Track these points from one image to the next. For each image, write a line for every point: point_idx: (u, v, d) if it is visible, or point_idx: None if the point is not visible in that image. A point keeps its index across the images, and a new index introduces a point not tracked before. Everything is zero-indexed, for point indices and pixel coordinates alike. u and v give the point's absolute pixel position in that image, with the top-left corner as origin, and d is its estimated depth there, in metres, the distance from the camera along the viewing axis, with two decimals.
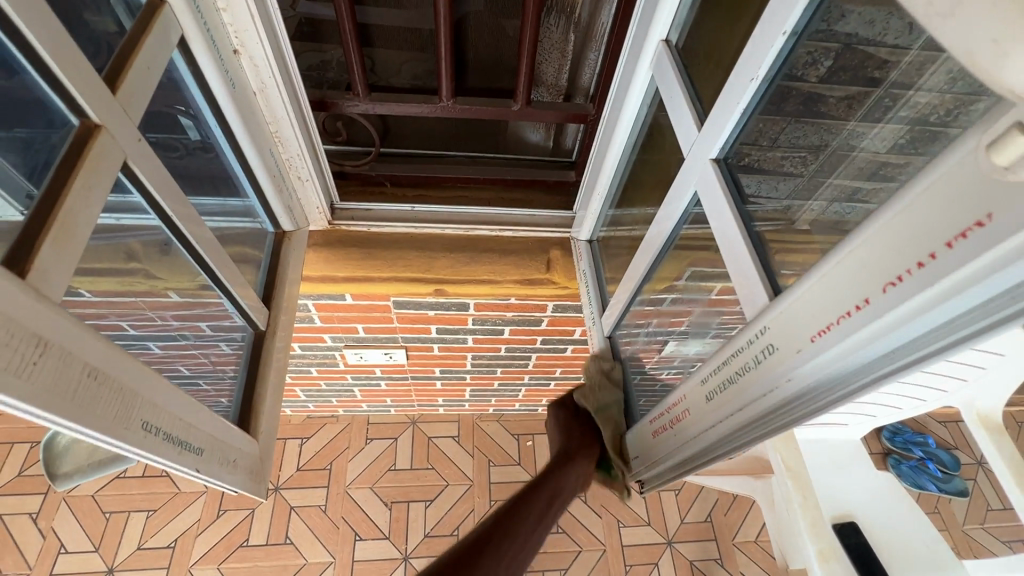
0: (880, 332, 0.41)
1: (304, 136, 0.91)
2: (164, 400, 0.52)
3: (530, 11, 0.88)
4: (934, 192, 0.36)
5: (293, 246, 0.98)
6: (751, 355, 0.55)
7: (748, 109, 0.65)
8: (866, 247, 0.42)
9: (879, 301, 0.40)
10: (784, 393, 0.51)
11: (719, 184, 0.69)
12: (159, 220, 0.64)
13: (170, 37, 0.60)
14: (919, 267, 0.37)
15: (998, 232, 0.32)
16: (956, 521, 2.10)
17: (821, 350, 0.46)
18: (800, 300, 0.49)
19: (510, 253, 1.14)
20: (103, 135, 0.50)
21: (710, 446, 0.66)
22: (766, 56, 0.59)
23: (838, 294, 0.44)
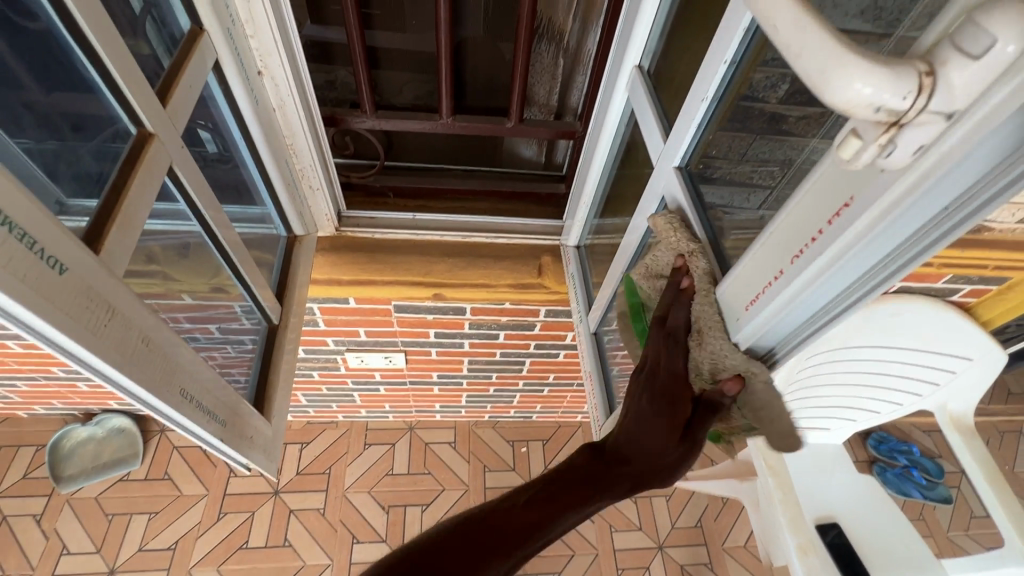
0: (793, 297, 0.53)
1: (317, 149, 0.99)
2: (199, 374, 0.59)
3: (522, 38, 0.98)
4: (821, 183, 0.48)
5: (302, 249, 1.06)
6: (706, 323, 0.67)
7: (701, 124, 0.75)
8: (781, 229, 0.54)
9: (789, 270, 0.52)
10: (733, 351, 0.64)
11: (682, 190, 0.79)
12: (201, 228, 0.74)
13: (207, 60, 0.69)
14: (812, 241, 0.49)
15: (853, 214, 0.43)
16: (940, 527, 2.16)
17: (755, 313, 0.59)
18: (742, 274, 0.61)
19: (504, 259, 1.23)
20: (155, 142, 0.60)
21: None
22: (712, 80, 0.70)
23: (767, 267, 0.57)
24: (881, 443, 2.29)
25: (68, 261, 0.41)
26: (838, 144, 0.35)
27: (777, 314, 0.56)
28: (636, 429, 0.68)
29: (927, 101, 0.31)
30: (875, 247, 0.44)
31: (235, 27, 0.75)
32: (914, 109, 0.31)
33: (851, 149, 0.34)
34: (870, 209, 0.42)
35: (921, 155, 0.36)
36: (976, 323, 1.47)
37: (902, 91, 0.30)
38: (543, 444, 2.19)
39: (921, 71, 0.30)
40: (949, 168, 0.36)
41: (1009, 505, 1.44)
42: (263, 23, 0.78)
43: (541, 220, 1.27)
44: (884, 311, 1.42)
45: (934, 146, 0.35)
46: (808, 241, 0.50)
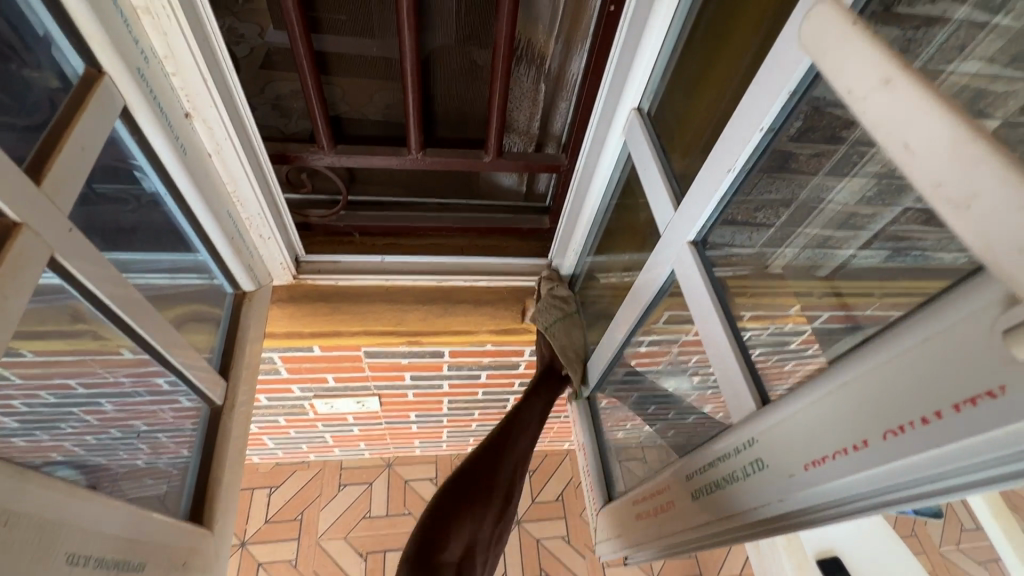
0: (883, 476, 0.40)
1: (264, 193, 0.86)
2: (96, 521, 0.46)
3: (501, 66, 0.87)
4: (945, 341, 0.35)
5: (254, 306, 0.93)
6: (740, 464, 0.55)
7: (725, 197, 0.64)
8: (866, 384, 0.41)
9: (879, 447, 0.39)
10: (779, 512, 0.51)
11: (697, 267, 0.69)
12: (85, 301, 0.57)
13: (110, 108, 0.56)
14: (920, 424, 0.36)
15: (1010, 410, 0.31)
16: (933, 543, 2.13)
17: (815, 480, 0.45)
18: (793, 421, 0.48)
19: (484, 302, 1.11)
20: (24, 233, 0.45)
21: (694, 539, 0.66)
22: (743, 149, 0.58)
23: (836, 429, 0.43)
24: None
25: None
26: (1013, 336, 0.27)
27: (847, 488, 0.43)
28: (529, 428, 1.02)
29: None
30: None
31: (148, 65, 0.61)
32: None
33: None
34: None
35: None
36: None
37: None
38: (530, 475, 2.09)
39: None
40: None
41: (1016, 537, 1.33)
42: (187, 59, 0.65)
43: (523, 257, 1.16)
44: None
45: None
46: (915, 419, 0.37)
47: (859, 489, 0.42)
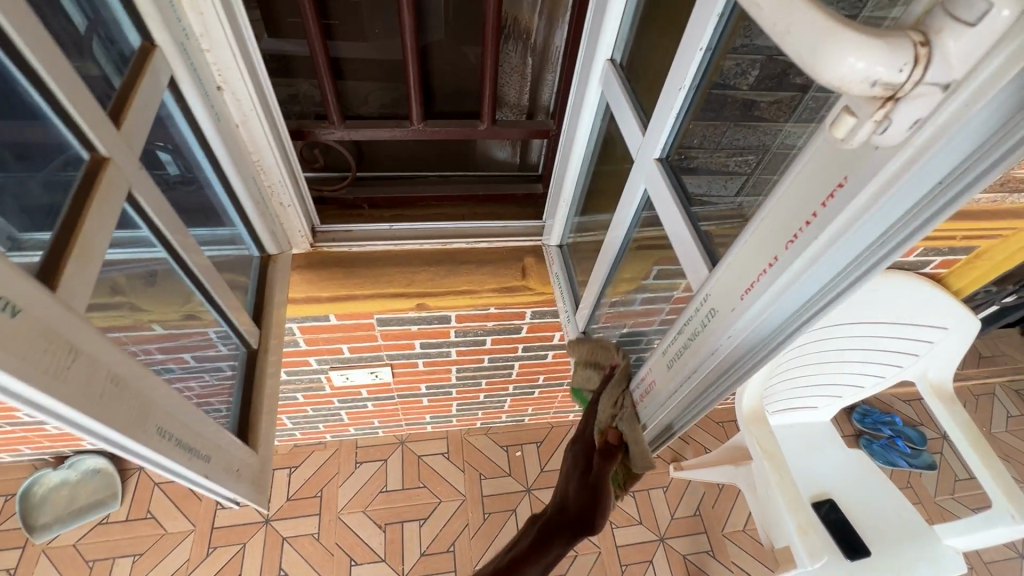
0: (789, 282, 0.51)
1: (285, 163, 0.96)
2: (173, 409, 0.56)
3: (489, 38, 0.96)
4: (812, 160, 0.46)
5: (279, 266, 1.04)
6: (698, 322, 0.66)
7: (679, 114, 0.75)
8: (774, 212, 0.52)
9: (784, 256, 0.50)
10: (725, 349, 0.62)
11: (664, 179, 0.79)
12: (151, 233, 0.69)
13: (160, 77, 0.67)
14: (807, 225, 0.47)
15: (852, 189, 0.42)
16: (928, 493, 2.21)
17: (747, 307, 0.57)
18: (732, 266, 0.59)
19: (486, 264, 1.20)
20: (110, 166, 0.57)
21: (673, 408, 0.77)
22: (689, 68, 0.69)
23: (758, 255, 0.55)
24: (865, 416, 2.34)
25: (22, 303, 0.38)
26: (832, 122, 0.35)
27: (769, 304, 0.54)
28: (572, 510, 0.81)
29: (923, 73, 0.30)
30: (877, 221, 0.43)
31: (189, 40, 0.73)
32: (910, 83, 0.30)
33: (845, 127, 0.35)
34: (872, 185, 0.40)
35: (919, 127, 0.34)
36: (949, 292, 1.47)
37: (898, 63, 0.29)
38: (538, 446, 2.17)
39: (916, 41, 0.30)
40: (947, 136, 0.35)
41: (994, 466, 1.43)
42: (220, 37, 0.75)
43: (520, 221, 1.26)
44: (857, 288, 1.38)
45: (932, 117, 0.34)
46: (803, 224, 0.48)
47: (775, 302, 0.54)
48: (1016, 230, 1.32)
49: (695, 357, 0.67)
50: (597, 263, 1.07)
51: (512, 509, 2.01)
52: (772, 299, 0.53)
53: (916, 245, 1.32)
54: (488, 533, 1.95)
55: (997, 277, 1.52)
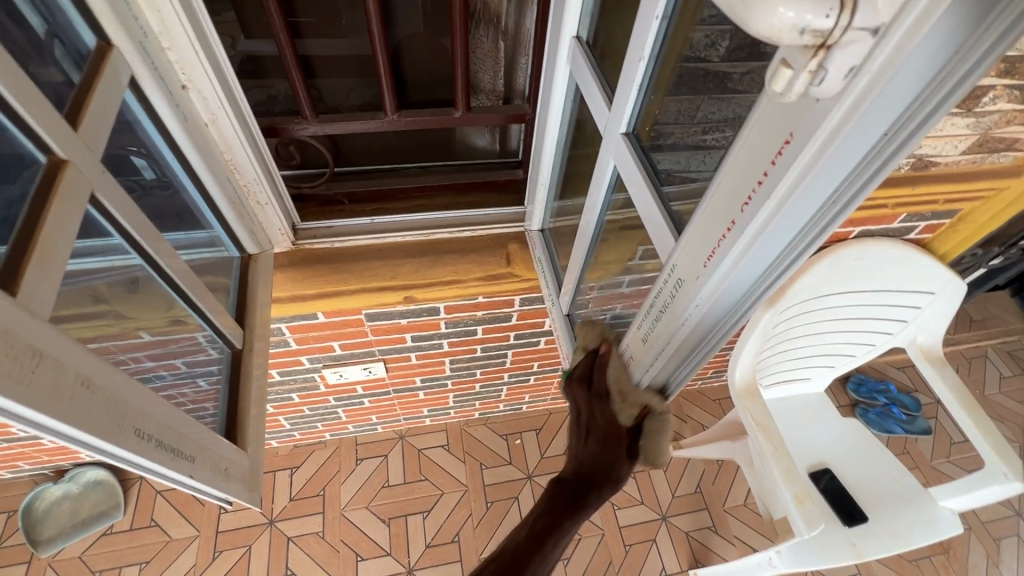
0: (747, 244, 0.53)
1: (259, 161, 0.95)
2: (153, 410, 0.56)
3: (458, 24, 0.95)
4: (761, 122, 0.47)
5: (259, 266, 1.03)
6: (669, 291, 0.69)
7: (643, 86, 0.75)
8: (729, 177, 0.54)
9: (740, 219, 0.52)
10: (696, 316, 0.65)
11: (630, 153, 0.80)
12: (122, 240, 0.69)
13: (120, 78, 0.66)
14: (758, 186, 0.49)
15: (796, 147, 0.43)
16: (924, 457, 2.23)
17: (711, 273, 0.59)
18: (695, 234, 0.61)
19: (470, 252, 1.20)
20: (70, 168, 0.57)
21: (654, 379, 0.80)
22: (648, 37, 0.70)
23: (718, 219, 0.57)
24: (860, 385, 2.36)
25: None
26: (771, 75, 0.38)
27: (731, 268, 0.56)
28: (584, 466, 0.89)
29: (850, 18, 0.33)
30: (828, 178, 0.44)
31: (148, 39, 0.72)
32: (839, 28, 0.33)
33: (783, 80, 0.38)
34: (815, 141, 0.41)
35: (854, 76, 0.36)
36: (935, 256, 1.47)
37: (823, 10, 0.32)
38: (537, 433, 2.19)
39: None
40: (885, 86, 0.36)
41: (987, 428, 1.41)
42: (180, 35, 0.74)
43: (502, 208, 1.25)
44: (845, 257, 1.37)
45: (867, 65, 0.35)
46: (754, 185, 0.50)
47: (738, 265, 0.55)
48: (1000, 191, 1.32)
49: (670, 326, 0.70)
50: (576, 244, 1.07)
51: (514, 496, 2.02)
52: (735, 262, 0.55)
53: (900, 211, 1.32)
54: (491, 522, 1.96)
55: (982, 239, 1.52)
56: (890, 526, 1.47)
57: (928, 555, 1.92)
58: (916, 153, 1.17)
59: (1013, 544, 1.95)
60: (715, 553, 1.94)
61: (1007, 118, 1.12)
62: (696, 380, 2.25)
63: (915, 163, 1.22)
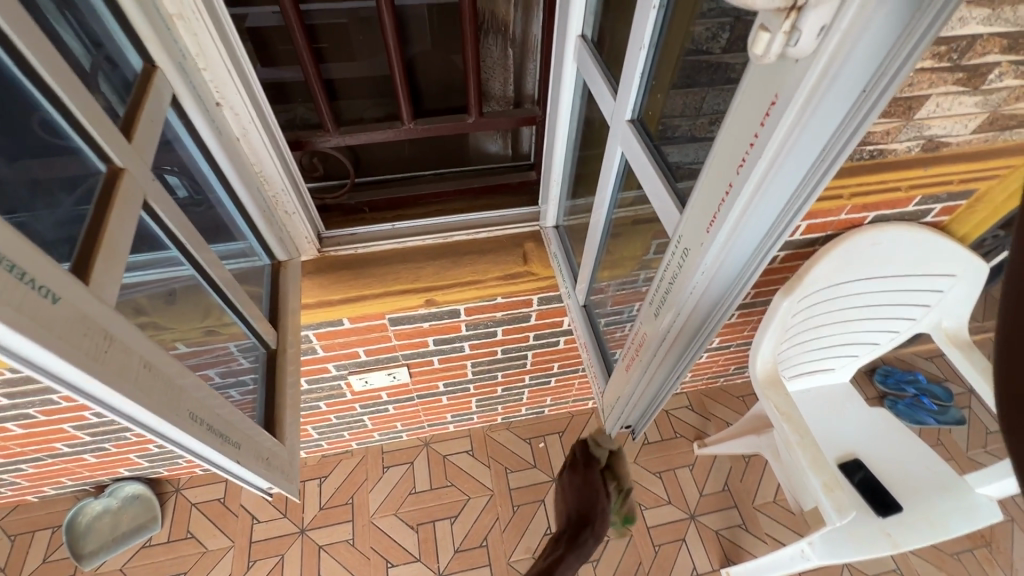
0: (743, 207, 0.55)
1: (286, 171, 1.01)
2: (203, 398, 0.60)
3: (469, 33, 1.00)
4: (750, 88, 0.50)
5: (288, 273, 1.09)
6: (676, 263, 0.71)
7: (645, 73, 0.79)
8: (724, 145, 0.56)
9: (735, 184, 0.55)
10: (702, 285, 0.66)
11: (636, 139, 0.84)
12: (175, 249, 0.75)
13: (163, 96, 0.72)
14: (749, 150, 0.51)
15: (780, 108, 0.46)
16: (959, 448, 2.18)
17: (713, 240, 0.61)
18: (698, 203, 0.64)
19: (488, 253, 1.23)
20: (126, 176, 0.63)
21: (665, 357, 0.81)
22: (647, 28, 0.73)
23: (717, 186, 0.59)
24: (887, 376, 2.32)
25: (59, 291, 0.43)
26: (753, 41, 0.43)
27: (731, 232, 0.58)
28: (578, 506, 1.19)
29: None
30: (815, 135, 0.46)
31: (184, 59, 0.78)
32: None
33: (763, 42, 0.42)
34: (797, 99, 0.44)
35: (826, 35, 0.39)
36: (954, 239, 1.46)
37: None
38: (560, 436, 2.20)
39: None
40: (856, 41, 0.39)
41: None
42: (213, 55, 0.80)
43: (516, 209, 1.29)
44: (860, 243, 1.37)
45: (835, 24, 0.38)
46: (746, 149, 0.52)
47: (738, 227, 0.57)
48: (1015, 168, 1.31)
49: (678, 298, 0.72)
50: (588, 240, 1.10)
51: (540, 499, 2.03)
52: (734, 225, 0.57)
53: (914, 193, 1.32)
54: (519, 525, 1.97)
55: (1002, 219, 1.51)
56: (927, 516, 1.44)
57: (970, 548, 1.87)
58: (926, 134, 1.18)
59: None
60: (746, 551, 1.92)
61: (1016, 94, 1.12)
62: (718, 377, 2.24)
63: (926, 145, 1.22)
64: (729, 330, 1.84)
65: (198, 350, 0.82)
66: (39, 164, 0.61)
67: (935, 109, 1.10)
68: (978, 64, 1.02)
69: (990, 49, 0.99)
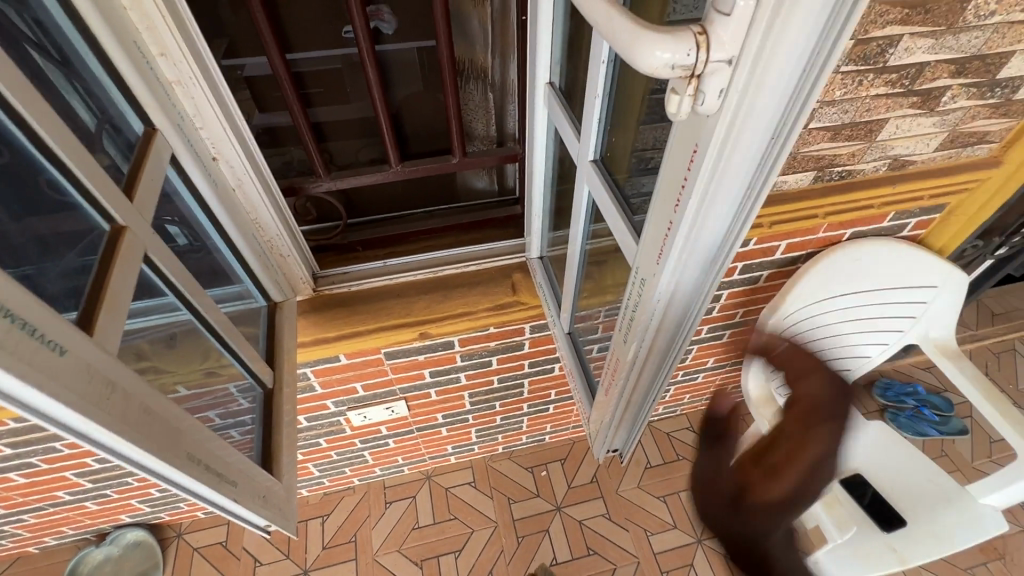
0: (686, 239, 0.61)
1: (279, 217, 1.06)
2: (201, 440, 0.63)
3: (448, 80, 1.07)
4: (679, 137, 0.57)
5: (285, 313, 1.13)
6: (636, 291, 0.76)
7: (602, 117, 0.85)
8: (665, 186, 0.63)
9: (676, 220, 0.61)
10: (661, 310, 0.72)
11: (598, 178, 0.90)
12: (174, 297, 0.79)
13: (163, 155, 0.78)
14: (683, 191, 0.58)
15: (702, 154, 0.53)
16: (964, 458, 2.16)
17: (664, 269, 0.67)
18: (649, 237, 0.70)
19: (477, 285, 1.27)
20: (128, 234, 0.68)
21: (638, 380, 0.85)
22: (599, 79, 0.79)
23: (662, 222, 0.65)
24: (887, 389, 2.32)
25: (66, 344, 0.47)
26: (667, 102, 0.50)
27: (679, 260, 0.65)
28: None
29: (708, 54, 0.44)
30: (740, 167, 0.53)
31: (183, 121, 0.84)
32: (699, 62, 0.44)
33: (675, 103, 0.49)
34: (714, 146, 0.51)
35: (726, 96, 0.47)
36: (932, 252, 1.50)
37: (685, 50, 0.44)
38: (562, 464, 2.19)
39: (697, 33, 0.44)
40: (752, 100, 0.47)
41: (1010, 413, 1.39)
42: (209, 115, 0.86)
43: (503, 242, 1.33)
44: (840, 259, 1.41)
45: (731, 87, 0.46)
46: (680, 190, 0.59)
47: (688, 253, 0.63)
48: (983, 181, 1.36)
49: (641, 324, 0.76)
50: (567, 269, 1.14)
51: (544, 529, 2.01)
52: (682, 252, 0.63)
53: (888, 210, 1.36)
54: (523, 557, 1.95)
55: (978, 230, 1.55)
56: (932, 531, 1.43)
57: (984, 561, 1.84)
58: (891, 154, 1.24)
59: None
60: None
61: (972, 113, 1.18)
62: (717, 397, 2.24)
63: (892, 163, 1.28)
64: (723, 349, 1.86)
65: (198, 393, 0.85)
66: (47, 222, 0.65)
67: (895, 130, 1.16)
68: (930, 88, 1.08)
69: (940, 74, 1.06)
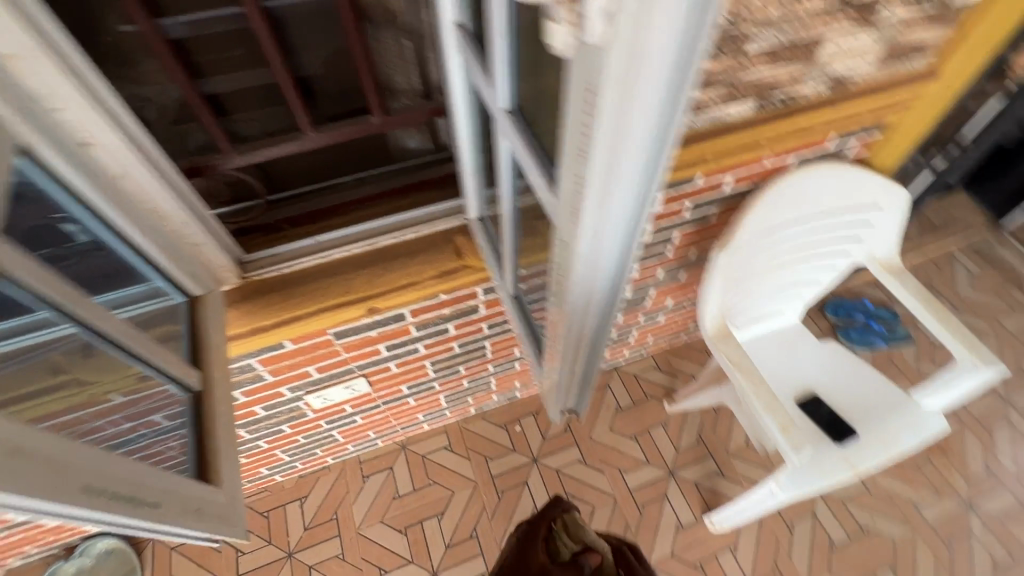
0: (601, 193, 0.58)
1: (184, 202, 0.94)
2: (99, 464, 0.63)
3: (350, 28, 0.95)
4: (576, 83, 0.51)
5: (208, 308, 1.03)
6: (560, 253, 0.73)
7: (507, 60, 0.76)
8: (571, 139, 0.57)
9: (587, 175, 0.56)
10: (588, 267, 0.69)
11: (513, 129, 0.83)
12: (52, 311, 0.69)
13: (7, 147, 0.66)
14: (588, 143, 0.53)
15: (602, 101, 0.48)
16: (910, 364, 2.29)
17: (584, 227, 0.63)
18: (565, 195, 0.65)
19: (419, 253, 1.20)
20: None
21: (578, 336, 0.84)
22: (497, 15, 0.70)
23: (574, 178, 0.61)
24: (839, 307, 2.41)
25: None
26: None
27: (598, 216, 0.61)
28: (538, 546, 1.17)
29: None
30: (649, 108, 0.49)
31: (31, 102, 0.70)
32: None
33: None
34: (614, 90, 0.46)
35: (615, 31, 0.41)
36: (875, 170, 1.50)
37: None
38: (536, 417, 2.21)
39: None
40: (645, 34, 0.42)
41: (949, 321, 1.48)
42: (66, 91, 0.72)
43: (443, 203, 1.25)
44: (788, 188, 1.39)
45: (620, 19, 0.40)
46: (585, 142, 0.54)
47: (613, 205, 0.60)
48: (922, 94, 1.34)
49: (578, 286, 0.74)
50: (503, 227, 1.07)
51: (522, 482, 2.05)
52: (605, 210, 0.60)
53: (831, 132, 1.34)
54: (505, 510, 2.00)
55: (918, 145, 1.55)
56: (883, 439, 1.49)
57: (929, 458, 2.00)
58: (831, 73, 1.19)
59: (1004, 432, 2.06)
60: (725, 497, 2.00)
61: (909, 23, 1.13)
62: (680, 334, 2.27)
63: (833, 84, 1.24)
64: (680, 288, 1.86)
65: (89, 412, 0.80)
66: None
67: (834, 48, 1.12)
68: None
69: None
